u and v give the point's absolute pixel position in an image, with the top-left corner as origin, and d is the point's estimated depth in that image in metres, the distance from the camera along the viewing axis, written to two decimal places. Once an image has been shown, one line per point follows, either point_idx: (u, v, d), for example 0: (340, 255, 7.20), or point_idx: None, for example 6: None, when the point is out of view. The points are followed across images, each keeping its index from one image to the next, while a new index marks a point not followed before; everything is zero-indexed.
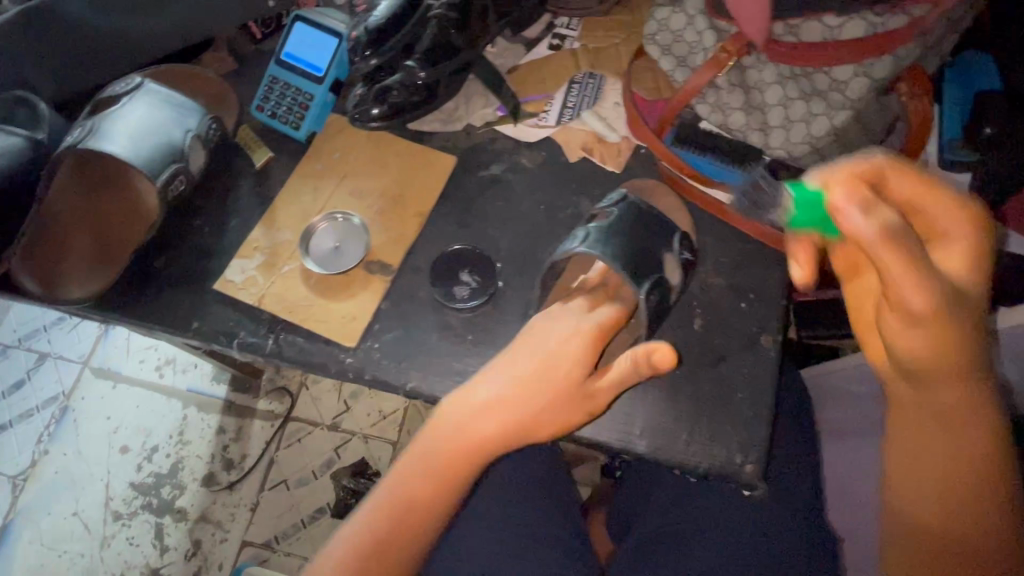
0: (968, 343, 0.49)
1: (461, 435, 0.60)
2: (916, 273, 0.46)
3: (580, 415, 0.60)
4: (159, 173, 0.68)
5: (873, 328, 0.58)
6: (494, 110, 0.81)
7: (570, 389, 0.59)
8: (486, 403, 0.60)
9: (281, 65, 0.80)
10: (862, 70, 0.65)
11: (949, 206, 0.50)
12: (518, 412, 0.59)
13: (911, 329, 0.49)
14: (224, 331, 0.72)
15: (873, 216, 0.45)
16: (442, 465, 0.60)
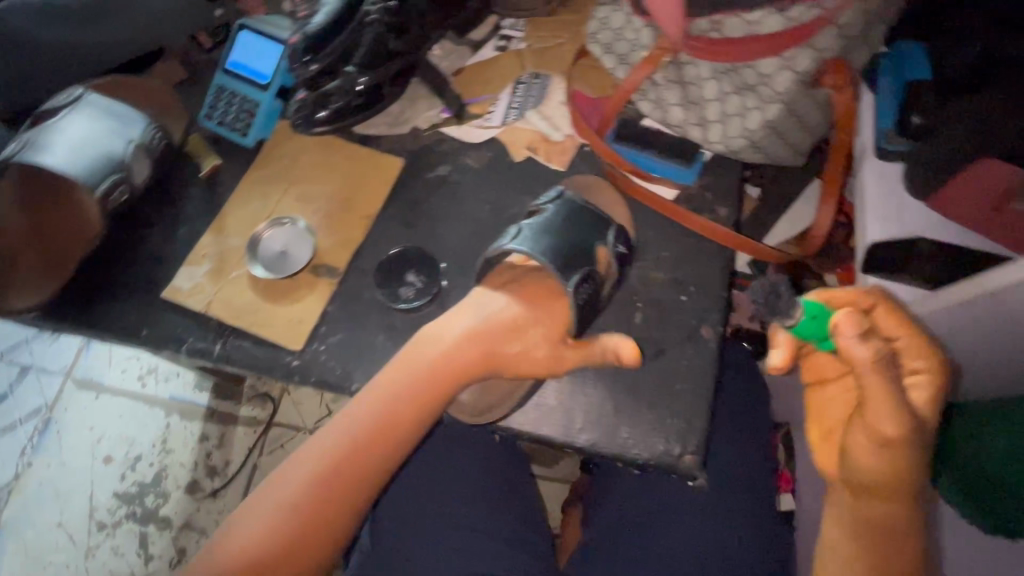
0: (918, 469, 0.52)
1: (405, 401, 0.58)
2: (888, 399, 0.49)
3: (546, 370, 0.63)
4: (97, 182, 0.70)
5: (829, 439, 0.59)
6: (439, 112, 0.82)
7: (501, 353, 0.63)
8: (419, 372, 0.60)
9: (228, 73, 0.81)
10: (786, 64, 0.66)
11: (922, 341, 0.52)
12: (449, 377, 0.60)
13: (874, 448, 0.51)
14: (172, 337, 0.73)
15: (870, 343, 0.48)
16: (371, 435, 0.57)
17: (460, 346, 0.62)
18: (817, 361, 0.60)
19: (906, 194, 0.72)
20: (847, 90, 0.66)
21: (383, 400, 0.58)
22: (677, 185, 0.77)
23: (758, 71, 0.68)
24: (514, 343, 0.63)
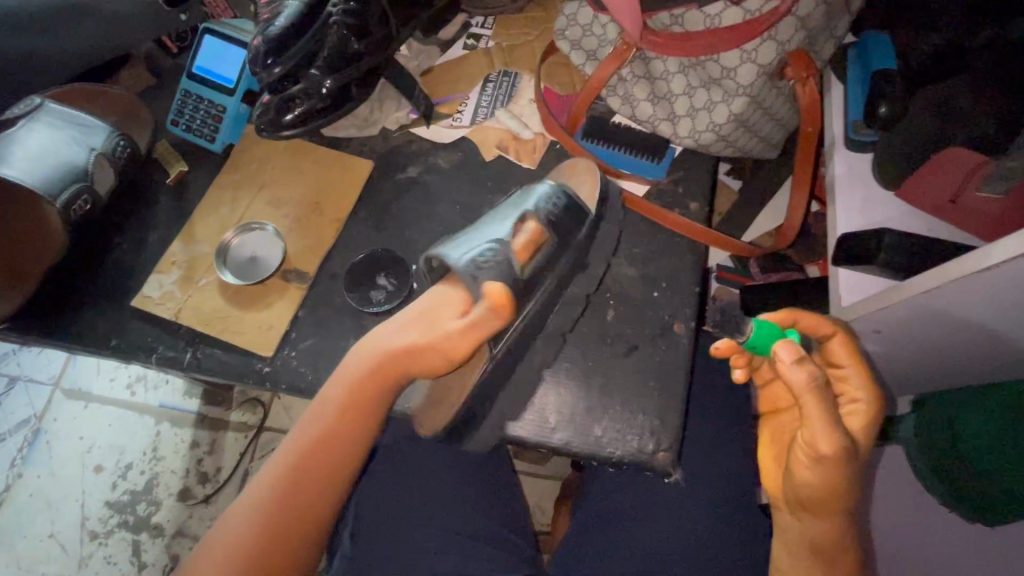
0: (851, 491, 0.53)
1: (338, 430, 0.57)
2: (825, 422, 0.50)
3: (444, 356, 0.56)
4: (58, 192, 0.68)
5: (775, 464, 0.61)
6: (407, 113, 0.81)
7: (410, 357, 0.58)
8: (326, 414, 0.58)
9: (193, 79, 0.80)
10: (748, 56, 0.65)
11: (867, 379, 0.56)
12: (373, 396, 0.58)
13: (811, 470, 0.52)
14: (142, 346, 0.72)
15: (810, 368, 0.50)
16: (294, 486, 0.56)
17: (361, 375, 0.58)
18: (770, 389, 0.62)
19: (875, 184, 0.72)
20: (811, 82, 0.66)
21: (299, 449, 0.57)
22: (647, 180, 0.76)
23: (721, 65, 0.67)
24: (420, 357, 0.57)
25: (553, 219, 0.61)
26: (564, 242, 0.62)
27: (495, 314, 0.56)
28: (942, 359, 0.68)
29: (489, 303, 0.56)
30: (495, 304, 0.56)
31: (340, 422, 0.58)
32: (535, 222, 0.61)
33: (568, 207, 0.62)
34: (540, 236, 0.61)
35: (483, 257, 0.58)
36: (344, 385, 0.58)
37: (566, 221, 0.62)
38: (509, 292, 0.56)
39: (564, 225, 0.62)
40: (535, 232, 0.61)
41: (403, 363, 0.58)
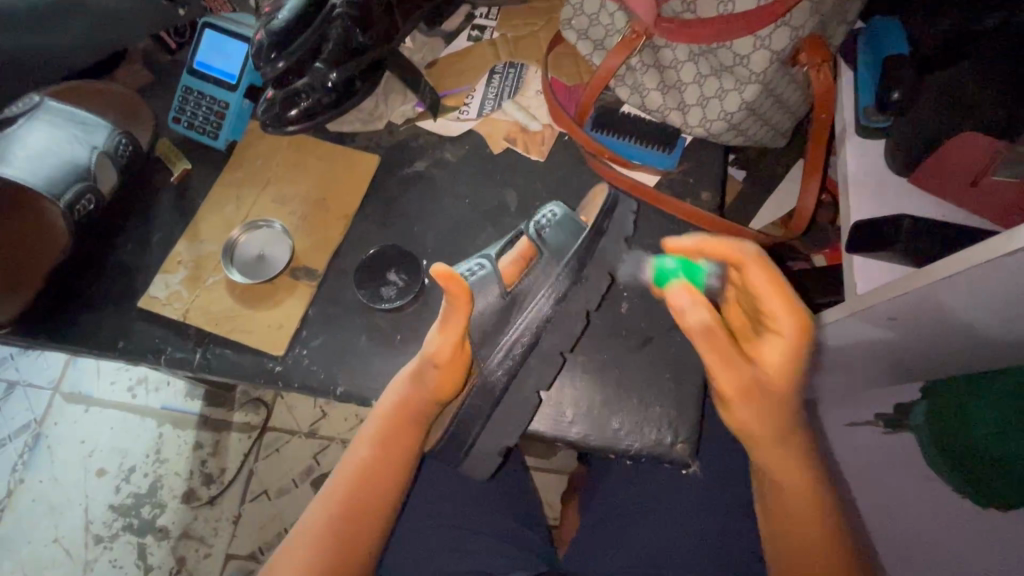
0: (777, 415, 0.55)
1: (375, 469, 0.59)
2: (723, 362, 0.53)
3: (453, 376, 0.61)
4: (62, 192, 0.68)
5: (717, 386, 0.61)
6: (413, 106, 0.80)
7: (425, 388, 0.61)
8: (363, 453, 0.60)
9: (194, 75, 0.78)
10: (761, 43, 0.64)
11: (787, 305, 0.53)
12: (399, 431, 0.61)
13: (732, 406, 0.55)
14: (151, 348, 0.71)
15: (699, 312, 0.52)
16: (342, 527, 0.56)
17: (392, 412, 0.62)
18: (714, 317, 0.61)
19: (888, 171, 0.72)
20: (824, 68, 0.65)
21: (340, 490, 0.58)
22: (658, 171, 0.76)
23: (734, 52, 0.66)
24: (431, 383, 0.61)
25: (541, 237, 0.64)
26: (555, 256, 0.63)
27: (455, 304, 0.58)
28: (937, 345, 0.67)
29: (453, 300, 0.58)
30: (451, 294, 0.58)
31: (377, 459, 0.60)
32: (527, 241, 0.67)
33: (556, 226, 0.65)
34: (530, 254, 0.66)
35: (472, 269, 0.66)
36: (375, 422, 0.62)
37: (555, 238, 0.64)
38: (452, 273, 0.57)
39: (553, 241, 0.64)
40: (528, 251, 0.67)
41: (418, 394, 0.61)
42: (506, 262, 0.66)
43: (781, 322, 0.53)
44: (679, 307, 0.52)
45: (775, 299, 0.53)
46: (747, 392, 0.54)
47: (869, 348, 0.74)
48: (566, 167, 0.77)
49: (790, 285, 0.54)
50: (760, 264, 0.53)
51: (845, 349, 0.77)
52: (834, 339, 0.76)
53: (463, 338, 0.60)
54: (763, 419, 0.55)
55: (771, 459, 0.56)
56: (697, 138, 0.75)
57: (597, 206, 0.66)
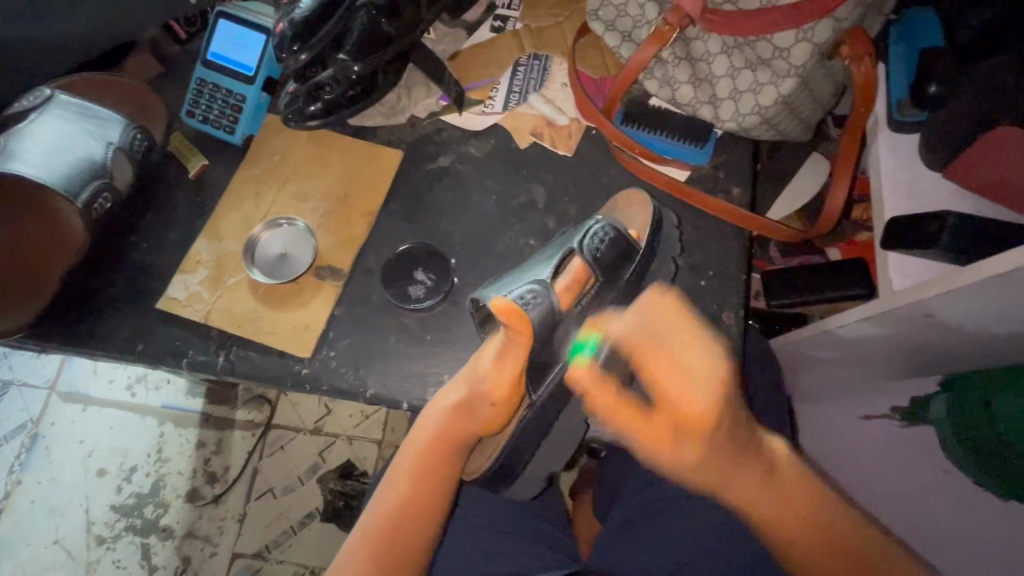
0: (733, 467, 0.51)
1: (412, 506, 0.58)
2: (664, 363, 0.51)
3: (500, 412, 0.60)
4: (79, 191, 0.65)
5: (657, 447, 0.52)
6: (437, 99, 0.78)
7: (468, 425, 0.60)
8: (400, 489, 0.59)
9: (209, 67, 0.75)
10: (803, 35, 0.63)
11: (701, 347, 0.51)
12: (438, 464, 0.60)
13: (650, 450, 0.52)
14: (171, 350, 0.69)
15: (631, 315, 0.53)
16: (382, 565, 0.55)
17: (431, 446, 0.60)
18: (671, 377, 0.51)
19: (921, 166, 0.71)
20: (866, 61, 0.64)
21: (377, 527, 0.57)
22: (690, 166, 0.75)
23: (773, 45, 0.65)
24: (481, 416, 0.60)
25: (596, 260, 0.65)
26: (608, 279, 0.66)
27: (513, 339, 0.57)
28: (969, 341, 0.68)
29: (513, 334, 0.56)
30: (512, 328, 0.56)
31: (414, 495, 0.58)
32: (580, 261, 0.65)
33: (610, 246, 0.65)
34: (584, 275, 0.65)
35: (526, 298, 0.61)
36: (413, 455, 0.60)
37: (608, 259, 0.65)
38: (509, 306, 0.56)
39: (610, 265, 0.65)
40: (581, 271, 0.65)
41: (463, 427, 0.60)
42: (560, 286, 0.65)
43: (677, 395, 0.50)
44: (585, 382, 0.54)
45: (671, 357, 0.51)
46: (654, 445, 0.52)
47: (897, 344, 0.74)
48: (594, 163, 0.76)
49: (704, 332, 0.52)
50: (664, 305, 0.52)
51: (871, 344, 0.77)
52: (861, 334, 0.75)
53: (520, 371, 0.58)
54: (694, 468, 0.51)
55: (752, 498, 0.51)
56: (728, 132, 0.73)
57: (642, 221, 0.69)
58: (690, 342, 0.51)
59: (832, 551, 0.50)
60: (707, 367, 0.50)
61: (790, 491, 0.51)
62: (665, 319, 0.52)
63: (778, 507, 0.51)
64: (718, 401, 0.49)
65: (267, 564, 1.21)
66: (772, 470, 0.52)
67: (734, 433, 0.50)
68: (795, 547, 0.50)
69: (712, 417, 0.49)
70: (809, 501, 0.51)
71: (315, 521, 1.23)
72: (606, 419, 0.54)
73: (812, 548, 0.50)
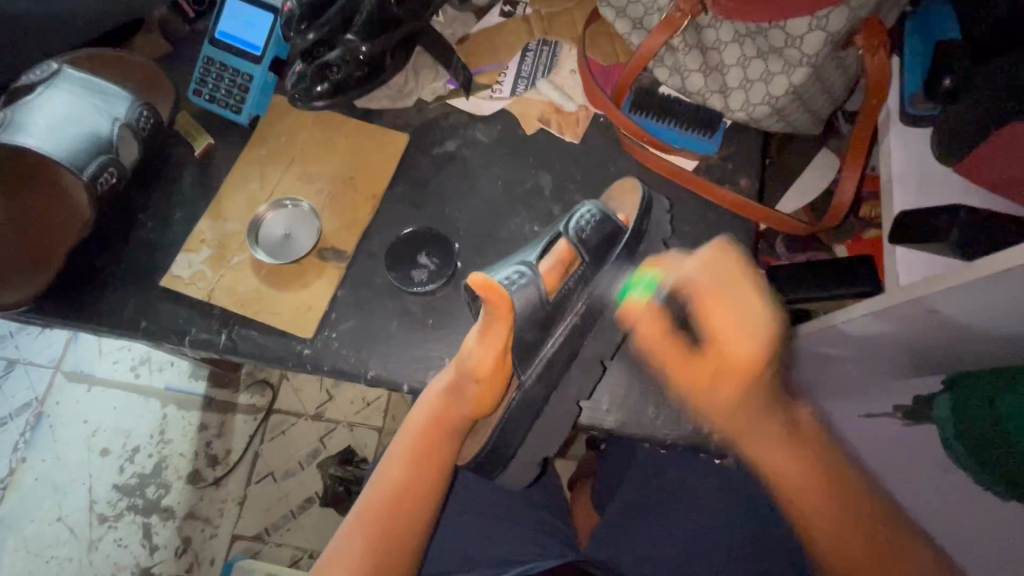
0: (767, 411, 0.55)
1: (408, 492, 0.57)
2: (726, 312, 0.53)
3: (492, 395, 0.59)
4: (85, 165, 0.65)
5: (712, 379, 0.55)
6: (445, 83, 0.77)
7: (458, 410, 0.59)
8: (396, 474, 0.57)
9: (217, 46, 0.75)
10: (817, 24, 0.62)
11: (757, 299, 0.54)
12: (434, 448, 0.58)
13: (709, 386, 0.55)
14: (175, 328, 0.69)
15: (698, 260, 0.56)
16: (380, 546, 0.54)
17: (426, 429, 0.58)
18: (717, 322, 0.54)
19: (932, 161, 0.70)
20: (881, 53, 0.63)
21: (373, 511, 0.56)
22: (698, 156, 0.74)
23: (786, 32, 0.64)
24: (471, 397, 0.58)
25: (581, 241, 0.64)
26: (596, 261, 0.64)
27: (494, 316, 0.55)
28: (977, 340, 0.67)
29: (492, 313, 0.54)
30: (492, 305, 0.54)
31: (410, 478, 0.57)
32: (565, 243, 0.65)
33: (595, 228, 0.64)
34: (569, 257, 0.65)
35: (513, 278, 0.61)
36: (408, 439, 0.58)
37: (594, 242, 0.64)
38: (488, 282, 0.54)
39: (593, 245, 0.64)
40: (568, 254, 0.65)
41: (456, 409, 0.59)
42: (546, 269, 0.64)
43: (728, 343, 0.53)
44: (632, 316, 0.60)
45: (722, 322, 0.53)
46: (691, 383, 0.56)
47: (902, 341, 0.73)
48: (602, 151, 0.75)
49: (758, 283, 0.55)
50: (729, 259, 0.56)
51: (875, 341, 0.76)
52: (868, 330, 0.74)
53: (504, 350, 0.56)
54: (729, 418, 0.55)
55: (763, 452, 0.55)
56: (737, 122, 0.73)
57: (631, 206, 0.68)
58: (739, 300, 0.54)
59: (813, 489, 0.55)
60: (744, 323, 0.53)
61: (786, 444, 0.55)
62: (731, 270, 0.55)
63: (794, 461, 0.55)
64: (763, 354, 0.52)
65: (266, 547, 1.22)
66: (789, 430, 0.55)
67: (764, 402, 0.54)
68: (786, 477, 0.56)
69: (757, 366, 0.52)
70: (811, 458, 0.55)
71: (314, 506, 1.24)
72: (649, 350, 0.58)
73: (793, 473, 0.55)
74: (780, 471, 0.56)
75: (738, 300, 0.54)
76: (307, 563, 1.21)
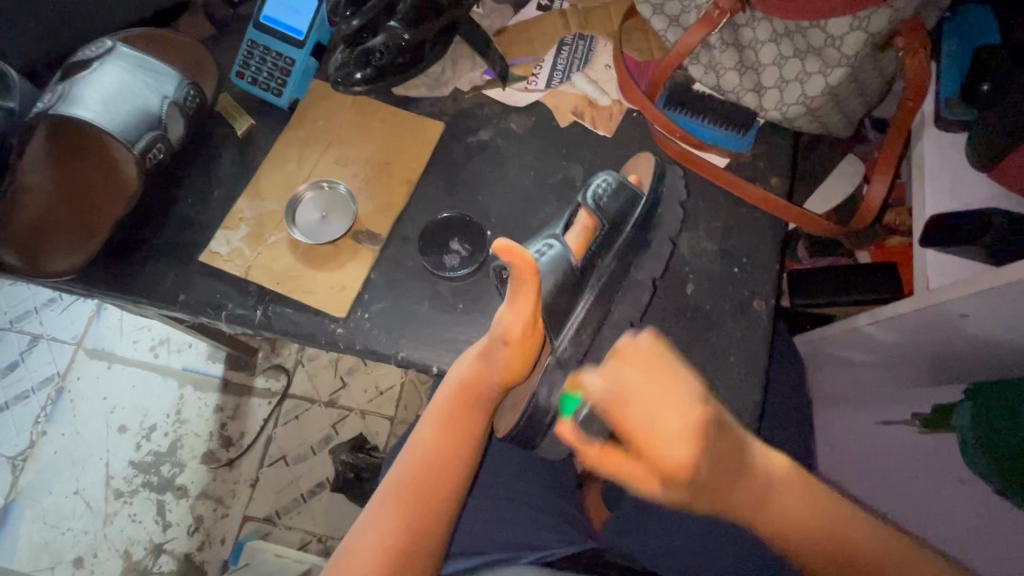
0: (693, 433, 0.49)
1: (438, 463, 0.57)
2: (672, 394, 0.50)
3: (522, 364, 0.59)
4: (136, 140, 0.68)
5: (636, 454, 0.51)
6: (482, 73, 0.78)
7: (487, 379, 0.60)
8: (426, 439, 0.59)
9: (261, 29, 0.77)
10: (858, 24, 0.63)
11: (677, 405, 0.49)
12: (467, 419, 0.60)
13: (657, 472, 0.50)
14: (211, 303, 0.71)
15: (609, 373, 0.51)
16: (411, 514, 0.55)
17: (454, 395, 0.60)
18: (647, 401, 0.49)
19: (966, 166, 0.70)
20: (921, 55, 0.64)
21: (404, 477, 0.57)
22: (730, 153, 0.75)
23: (826, 32, 0.64)
24: (500, 363, 0.59)
25: (600, 208, 0.67)
26: (615, 227, 0.68)
27: (521, 280, 0.55)
28: (1000, 348, 0.68)
29: (517, 276, 0.55)
30: (516, 269, 0.55)
31: (439, 444, 0.58)
32: (586, 212, 0.68)
33: (611, 195, 0.68)
34: (593, 223, 0.69)
35: (542, 248, 0.65)
36: (439, 405, 0.60)
37: (614, 208, 0.68)
38: (508, 245, 0.54)
39: (611, 209, 0.67)
40: (590, 222, 0.69)
41: (486, 375, 0.60)
42: (572, 238, 0.69)
43: (666, 447, 0.49)
44: (571, 437, 0.52)
45: (647, 407, 0.49)
46: (617, 469, 0.52)
47: (925, 347, 0.74)
48: (635, 145, 0.76)
49: (687, 381, 0.51)
50: (638, 357, 0.52)
51: (901, 346, 0.76)
52: (893, 335, 0.75)
53: (535, 310, 0.57)
54: (684, 498, 0.51)
55: (758, 517, 0.52)
56: (770, 122, 0.73)
57: (645, 169, 0.71)
58: (680, 388, 0.50)
59: (813, 527, 0.51)
60: (676, 440, 0.49)
61: (771, 498, 0.52)
62: (654, 364, 0.52)
63: (782, 519, 0.51)
64: (702, 421, 0.49)
65: (276, 529, 1.24)
66: (761, 493, 0.52)
67: (733, 475, 0.51)
68: (780, 527, 0.52)
69: (692, 441, 0.49)
70: (822, 511, 0.52)
71: (325, 490, 1.25)
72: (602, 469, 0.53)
73: (800, 537, 0.52)
74: (788, 520, 0.52)
75: (660, 407, 0.49)
76: (316, 547, 1.22)
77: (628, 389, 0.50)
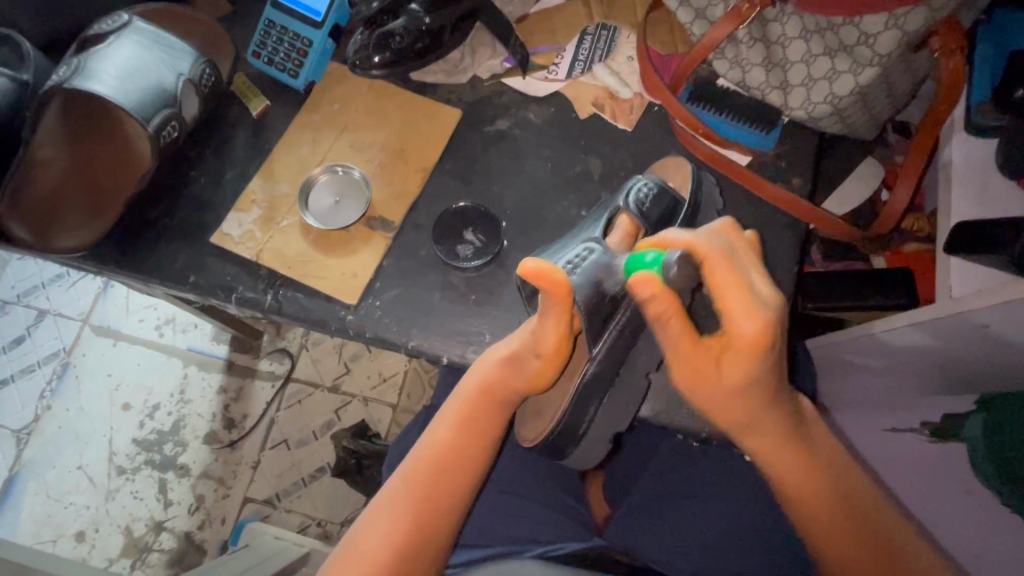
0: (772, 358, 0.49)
1: (454, 463, 0.57)
2: (745, 270, 0.50)
3: (551, 372, 0.58)
4: (151, 117, 0.67)
5: (732, 357, 0.48)
6: (502, 61, 0.77)
7: (510, 385, 0.59)
8: (441, 437, 0.58)
9: (279, 9, 0.75)
10: (894, 22, 0.61)
11: (766, 287, 0.49)
12: (483, 424, 0.59)
13: (741, 366, 0.48)
14: (222, 285, 0.71)
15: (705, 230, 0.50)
16: (425, 509, 0.55)
17: (475, 396, 0.59)
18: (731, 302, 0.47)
19: (993, 173, 0.68)
20: (958, 56, 0.60)
21: (417, 474, 0.56)
22: (753, 151, 0.73)
23: (860, 30, 0.63)
24: (529, 371, 0.58)
25: (643, 213, 0.66)
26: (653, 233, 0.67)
27: (550, 298, 0.54)
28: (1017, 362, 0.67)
29: (550, 295, 0.54)
30: (546, 289, 0.54)
31: (457, 442, 0.58)
32: (627, 217, 0.68)
33: (655, 200, 0.67)
34: (633, 229, 0.68)
35: (582, 253, 0.64)
36: (456, 404, 0.59)
37: (655, 214, 0.67)
38: (526, 266, 0.53)
39: (653, 215, 0.67)
40: (630, 227, 0.68)
41: (511, 380, 0.59)
42: (613, 242, 0.68)
43: (735, 317, 0.47)
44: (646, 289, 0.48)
45: (737, 294, 0.47)
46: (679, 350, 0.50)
47: (942, 356, 0.72)
48: (655, 139, 0.75)
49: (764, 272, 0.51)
50: (724, 257, 0.48)
51: (917, 355, 0.74)
52: (907, 342, 0.73)
53: (566, 325, 0.56)
54: (730, 406, 0.51)
55: (765, 447, 0.53)
56: (796, 121, 0.72)
57: (681, 176, 0.70)
58: (745, 292, 0.47)
59: (819, 491, 0.54)
60: (755, 310, 0.47)
61: (786, 437, 0.53)
62: (743, 252, 0.51)
63: (794, 459, 0.53)
64: (774, 321, 0.47)
65: (276, 511, 1.24)
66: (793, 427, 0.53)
67: (771, 390, 0.51)
68: (795, 481, 0.53)
69: (764, 343, 0.47)
70: (815, 465, 0.54)
71: (325, 475, 1.25)
72: (659, 327, 0.50)
73: (801, 483, 0.53)
74: (790, 465, 0.53)
75: (756, 280, 0.50)
76: (315, 531, 1.23)
77: (720, 282, 0.48)
